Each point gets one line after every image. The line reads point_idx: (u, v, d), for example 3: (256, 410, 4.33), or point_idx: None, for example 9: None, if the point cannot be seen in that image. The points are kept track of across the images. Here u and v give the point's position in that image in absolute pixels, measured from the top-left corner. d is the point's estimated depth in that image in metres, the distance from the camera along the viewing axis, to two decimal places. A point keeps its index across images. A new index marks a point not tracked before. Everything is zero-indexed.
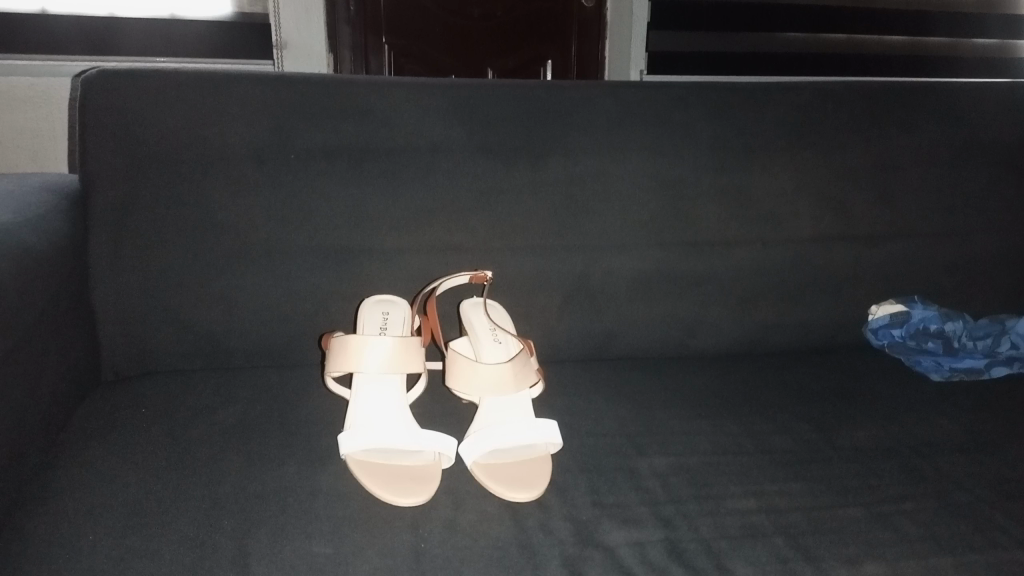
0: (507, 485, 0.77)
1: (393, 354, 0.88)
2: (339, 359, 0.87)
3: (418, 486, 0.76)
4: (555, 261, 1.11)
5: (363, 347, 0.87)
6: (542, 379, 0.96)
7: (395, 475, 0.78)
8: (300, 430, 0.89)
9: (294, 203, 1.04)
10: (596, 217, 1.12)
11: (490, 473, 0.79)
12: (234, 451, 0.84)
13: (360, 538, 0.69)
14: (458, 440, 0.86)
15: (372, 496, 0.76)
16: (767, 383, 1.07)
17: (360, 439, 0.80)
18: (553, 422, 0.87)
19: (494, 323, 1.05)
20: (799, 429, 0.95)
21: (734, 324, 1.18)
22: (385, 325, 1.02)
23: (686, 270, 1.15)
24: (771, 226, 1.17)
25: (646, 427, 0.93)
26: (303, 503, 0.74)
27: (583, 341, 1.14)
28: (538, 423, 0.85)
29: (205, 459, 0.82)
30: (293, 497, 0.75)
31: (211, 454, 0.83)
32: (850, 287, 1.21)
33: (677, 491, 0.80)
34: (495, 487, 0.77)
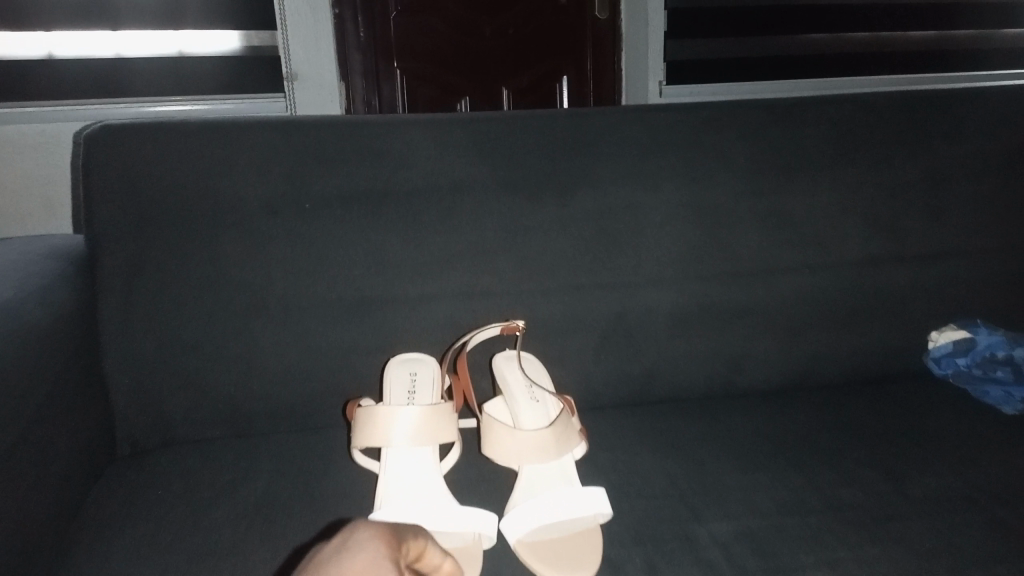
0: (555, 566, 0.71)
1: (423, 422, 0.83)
2: (365, 432, 0.83)
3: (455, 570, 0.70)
4: (589, 300, 1.04)
5: (391, 419, 0.83)
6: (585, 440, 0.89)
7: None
8: (326, 508, 0.82)
9: (310, 254, 0.99)
10: (631, 252, 1.05)
11: (537, 551, 0.73)
12: (259, 537, 0.77)
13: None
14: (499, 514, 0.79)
15: None
16: (826, 423, 0.99)
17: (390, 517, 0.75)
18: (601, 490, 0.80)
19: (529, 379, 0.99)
20: (867, 479, 0.87)
21: (786, 358, 1.10)
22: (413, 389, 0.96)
23: (730, 302, 1.07)
24: (819, 251, 1.09)
25: (700, 485, 0.85)
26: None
27: (624, 384, 1.06)
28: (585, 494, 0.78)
29: (227, 551, 0.76)
30: None
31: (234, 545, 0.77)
32: (908, 311, 1.12)
33: (742, 563, 0.73)
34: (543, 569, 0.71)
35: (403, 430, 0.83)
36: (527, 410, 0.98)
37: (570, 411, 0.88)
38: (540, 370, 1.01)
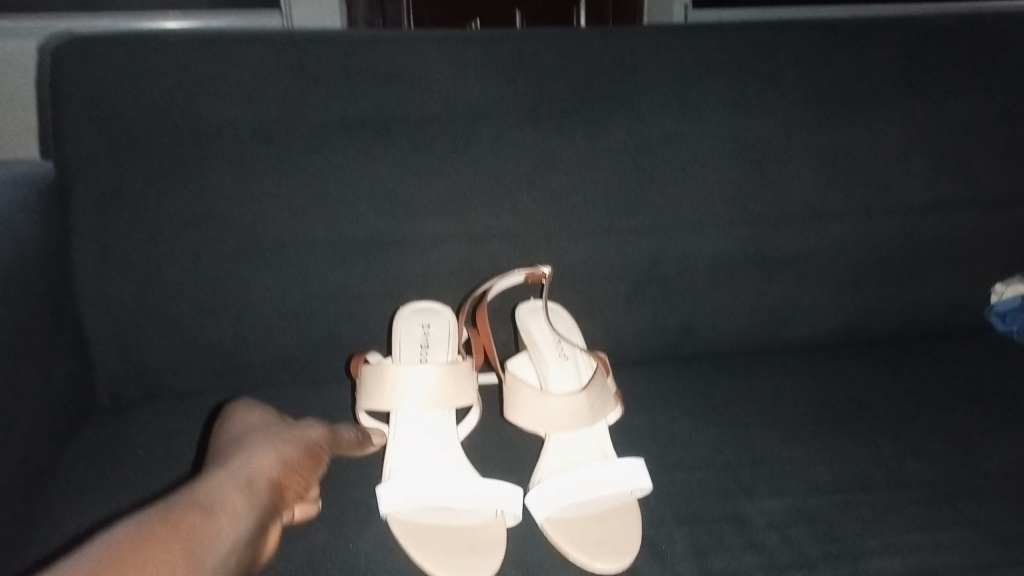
0: (590, 551, 0.64)
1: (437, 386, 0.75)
2: (373, 395, 0.75)
3: (478, 556, 0.63)
4: (621, 244, 0.93)
5: (401, 379, 0.75)
6: (621, 402, 0.80)
7: (444, 538, 0.65)
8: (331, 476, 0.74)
9: (311, 190, 0.88)
10: (670, 190, 0.94)
11: (571, 534, 0.65)
12: None
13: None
14: (525, 487, 0.72)
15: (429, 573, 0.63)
16: (882, 385, 0.90)
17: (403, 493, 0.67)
18: (639, 462, 0.71)
19: (557, 333, 0.89)
20: (935, 451, 0.78)
21: (836, 312, 1.00)
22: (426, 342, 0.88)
23: (776, 249, 0.96)
24: (878, 193, 0.98)
25: (747, 455, 0.77)
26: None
27: (657, 338, 0.97)
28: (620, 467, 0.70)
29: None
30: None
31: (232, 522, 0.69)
32: (972, 260, 1.01)
33: (801, 548, 0.66)
34: (578, 555, 0.63)
35: (415, 391, 0.75)
36: (555, 367, 0.88)
37: (604, 369, 0.80)
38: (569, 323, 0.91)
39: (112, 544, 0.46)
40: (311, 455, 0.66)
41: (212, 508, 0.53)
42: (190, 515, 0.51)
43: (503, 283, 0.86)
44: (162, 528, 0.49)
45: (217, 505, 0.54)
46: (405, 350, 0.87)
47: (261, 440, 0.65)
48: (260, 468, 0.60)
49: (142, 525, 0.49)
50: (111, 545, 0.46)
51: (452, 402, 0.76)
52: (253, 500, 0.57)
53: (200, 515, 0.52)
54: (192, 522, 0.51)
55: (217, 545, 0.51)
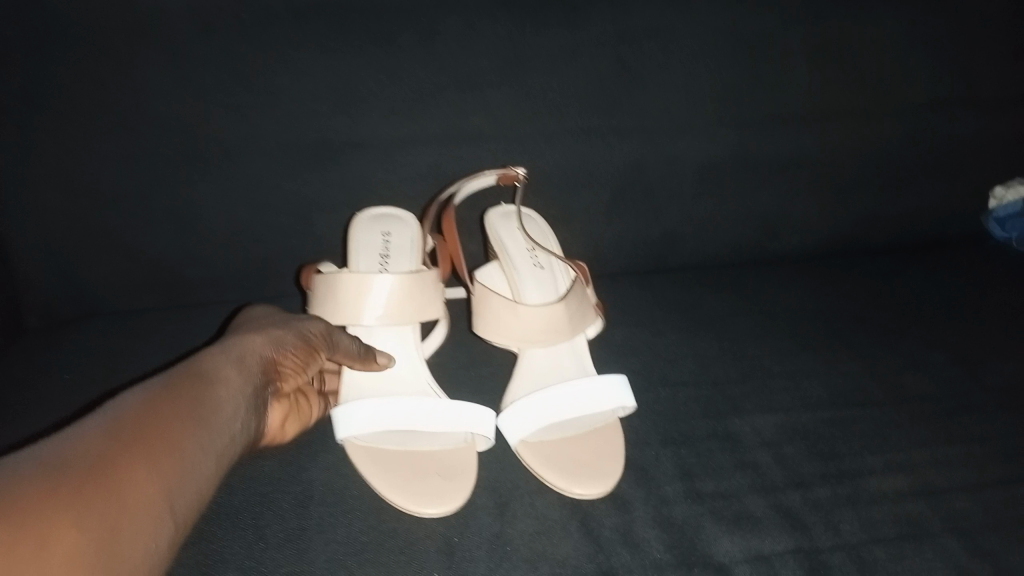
0: (571, 476, 0.58)
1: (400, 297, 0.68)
2: (329, 308, 0.68)
3: (450, 485, 0.58)
4: (602, 148, 0.83)
5: (361, 290, 0.68)
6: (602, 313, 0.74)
7: (407, 465, 0.60)
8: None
9: (243, 84, 0.76)
10: (654, 89, 0.83)
11: (550, 460, 0.60)
12: None
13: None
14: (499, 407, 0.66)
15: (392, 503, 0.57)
16: (878, 295, 0.84)
17: (365, 416, 0.61)
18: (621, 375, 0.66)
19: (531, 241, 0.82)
20: (937, 365, 0.73)
21: (829, 220, 0.93)
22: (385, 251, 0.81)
23: (769, 154, 0.87)
24: (883, 92, 0.88)
25: (737, 371, 0.71)
26: (301, 519, 0.55)
27: (639, 249, 0.90)
28: (599, 383, 0.64)
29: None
30: (286, 505, 0.56)
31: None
32: (979, 165, 0.94)
33: (796, 468, 0.61)
34: (559, 482, 0.58)
35: (375, 304, 0.68)
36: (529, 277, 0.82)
37: (584, 278, 0.74)
38: (544, 230, 0.84)
39: (127, 411, 0.44)
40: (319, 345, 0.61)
41: (218, 380, 0.51)
42: (196, 387, 0.49)
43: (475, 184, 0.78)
44: (171, 393, 0.47)
45: (222, 380, 0.51)
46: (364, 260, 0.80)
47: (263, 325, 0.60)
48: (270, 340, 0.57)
49: (147, 396, 0.46)
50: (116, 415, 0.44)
51: (418, 316, 0.69)
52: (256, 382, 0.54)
53: (207, 388, 0.49)
54: (196, 396, 0.48)
55: (225, 413, 0.50)
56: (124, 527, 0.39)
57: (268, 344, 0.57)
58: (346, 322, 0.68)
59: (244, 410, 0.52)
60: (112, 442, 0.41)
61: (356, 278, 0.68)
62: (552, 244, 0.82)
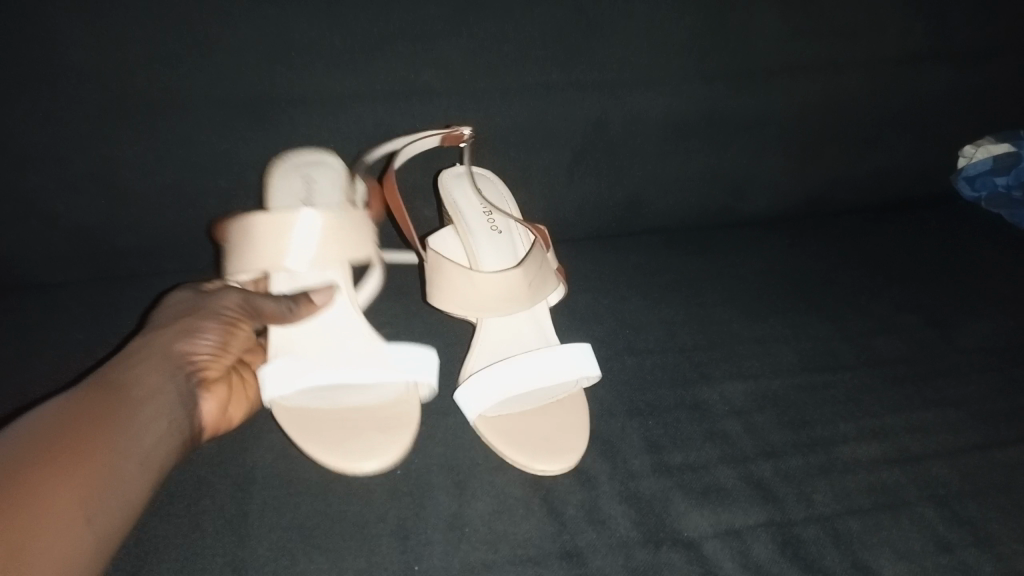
0: (532, 450, 0.55)
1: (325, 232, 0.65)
2: (248, 257, 0.64)
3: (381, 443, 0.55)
4: (564, 106, 0.79)
5: (279, 232, 0.64)
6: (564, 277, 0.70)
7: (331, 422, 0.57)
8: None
9: (172, 37, 0.68)
10: (618, 42, 0.78)
11: (508, 433, 0.57)
12: None
13: (336, 565, 0.48)
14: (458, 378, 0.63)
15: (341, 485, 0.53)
16: (846, 256, 0.82)
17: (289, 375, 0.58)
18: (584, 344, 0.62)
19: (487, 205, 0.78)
20: (908, 327, 0.71)
21: (797, 180, 0.90)
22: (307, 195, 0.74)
23: (737, 111, 0.84)
24: (853, 46, 0.85)
25: (704, 338, 0.68)
26: (242, 505, 0.51)
27: (602, 211, 0.86)
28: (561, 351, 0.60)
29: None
30: (226, 491, 0.52)
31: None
32: (947, 123, 0.92)
33: (767, 437, 0.58)
34: (518, 458, 0.55)
35: (295, 244, 0.65)
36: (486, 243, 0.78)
37: (545, 242, 0.70)
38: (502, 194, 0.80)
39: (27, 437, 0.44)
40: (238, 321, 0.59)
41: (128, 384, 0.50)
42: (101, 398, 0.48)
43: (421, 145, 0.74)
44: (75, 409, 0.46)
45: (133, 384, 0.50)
46: (283, 207, 0.73)
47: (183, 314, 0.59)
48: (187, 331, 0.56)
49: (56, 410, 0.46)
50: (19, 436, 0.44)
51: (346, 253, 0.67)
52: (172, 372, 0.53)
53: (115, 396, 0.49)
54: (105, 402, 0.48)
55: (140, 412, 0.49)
56: (34, 546, 0.39)
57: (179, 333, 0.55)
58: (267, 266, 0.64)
59: (168, 399, 0.51)
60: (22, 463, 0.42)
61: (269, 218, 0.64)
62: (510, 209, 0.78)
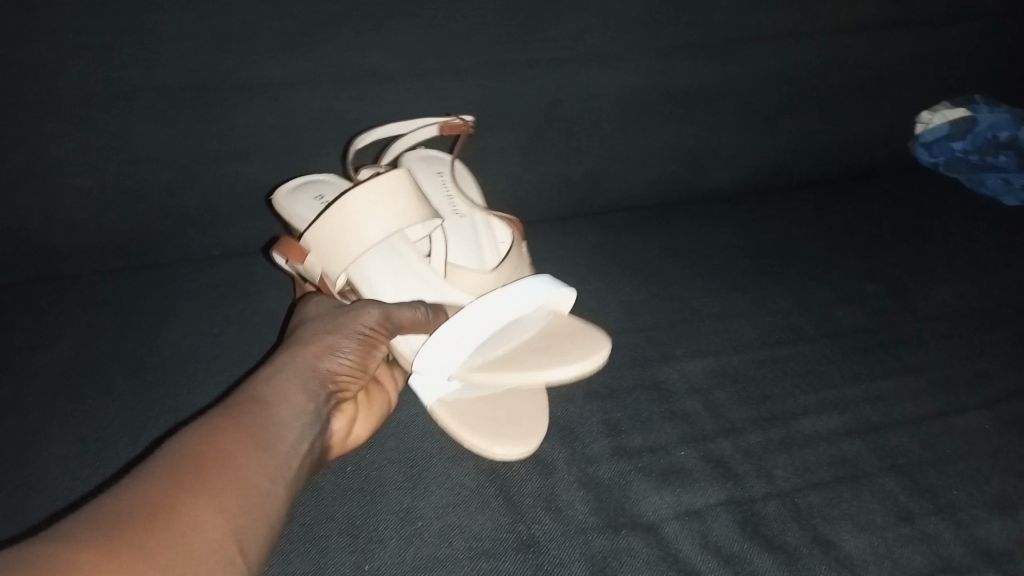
0: (490, 432, 0.54)
1: (381, 205, 0.65)
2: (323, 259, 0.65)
3: (579, 347, 0.57)
4: (515, 85, 0.77)
5: (360, 222, 0.64)
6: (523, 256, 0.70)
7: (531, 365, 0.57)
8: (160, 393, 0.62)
9: (98, 22, 0.64)
10: (567, 17, 0.76)
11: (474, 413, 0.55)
12: (71, 445, 0.57)
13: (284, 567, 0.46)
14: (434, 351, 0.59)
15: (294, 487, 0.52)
16: (805, 228, 0.82)
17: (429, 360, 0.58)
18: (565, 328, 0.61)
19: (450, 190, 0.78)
20: (867, 297, 0.70)
21: (754, 152, 0.89)
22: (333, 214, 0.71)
23: (691, 83, 0.83)
24: (806, 13, 0.83)
25: (664, 317, 0.67)
26: None
27: (558, 191, 0.85)
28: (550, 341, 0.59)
29: (32, 457, 0.56)
30: None
31: (41, 452, 0.56)
32: (904, 90, 0.91)
33: (727, 414, 0.58)
34: (475, 440, 0.53)
35: (369, 229, 0.64)
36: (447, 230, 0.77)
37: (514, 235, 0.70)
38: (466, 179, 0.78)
39: (179, 449, 0.42)
40: (376, 341, 0.57)
41: (279, 406, 0.48)
42: (254, 421, 0.46)
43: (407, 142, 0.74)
44: (227, 428, 0.44)
45: (279, 404, 0.48)
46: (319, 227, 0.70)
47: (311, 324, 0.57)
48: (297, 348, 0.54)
49: (208, 423, 0.45)
50: (184, 454, 0.42)
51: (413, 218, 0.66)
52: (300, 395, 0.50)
53: (263, 418, 0.46)
54: (258, 419, 0.46)
55: (283, 442, 0.46)
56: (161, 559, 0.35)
57: (323, 351, 0.53)
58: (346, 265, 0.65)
59: (311, 422, 0.49)
60: (167, 480, 0.39)
61: (341, 210, 0.64)
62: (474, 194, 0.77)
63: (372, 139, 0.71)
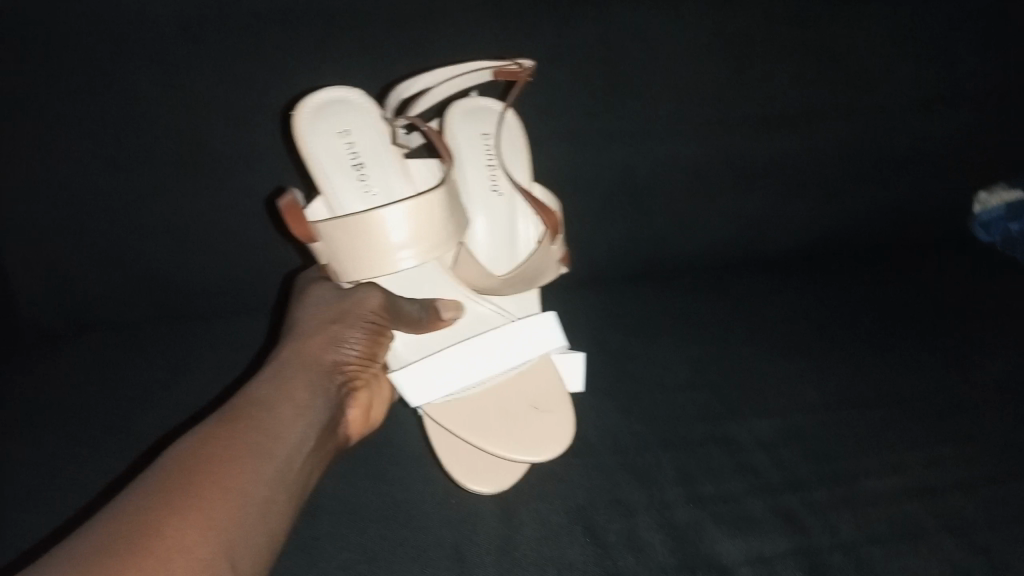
0: (473, 470, 0.63)
1: (412, 210, 0.70)
2: (342, 254, 0.70)
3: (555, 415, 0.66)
4: (593, 155, 0.85)
5: (389, 225, 0.70)
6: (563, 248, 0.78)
7: (512, 409, 0.67)
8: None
9: None
10: (645, 96, 0.83)
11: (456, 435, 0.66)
12: None
13: None
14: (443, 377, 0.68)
15: (408, 519, 0.60)
16: (866, 297, 0.86)
17: (418, 381, 0.67)
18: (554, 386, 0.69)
19: (494, 160, 0.86)
20: (924, 365, 0.75)
21: (817, 224, 0.95)
22: (356, 152, 0.80)
23: (760, 158, 0.89)
24: (868, 97, 0.89)
25: (731, 375, 0.73)
26: (314, 530, 0.59)
27: (630, 254, 0.91)
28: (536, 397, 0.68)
29: None
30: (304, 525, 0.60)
31: None
32: (963, 169, 0.95)
33: (794, 470, 0.62)
34: (456, 470, 0.63)
35: (399, 229, 0.70)
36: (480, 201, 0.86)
37: (551, 234, 0.75)
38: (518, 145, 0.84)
39: (188, 446, 0.49)
40: (381, 330, 0.67)
41: (282, 397, 0.56)
42: (256, 413, 0.54)
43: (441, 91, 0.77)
44: (230, 424, 0.52)
45: (286, 395, 0.56)
46: (337, 172, 0.79)
47: (316, 316, 0.65)
48: (305, 341, 0.62)
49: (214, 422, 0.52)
50: (192, 453, 0.49)
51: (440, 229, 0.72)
52: (314, 374, 0.60)
53: (267, 410, 0.54)
54: (258, 411, 0.54)
55: (288, 426, 0.54)
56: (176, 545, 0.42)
57: (327, 347, 0.62)
58: (372, 254, 0.70)
59: (315, 406, 0.57)
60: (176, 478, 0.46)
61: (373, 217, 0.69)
62: (523, 173, 0.83)
63: (415, 86, 0.76)
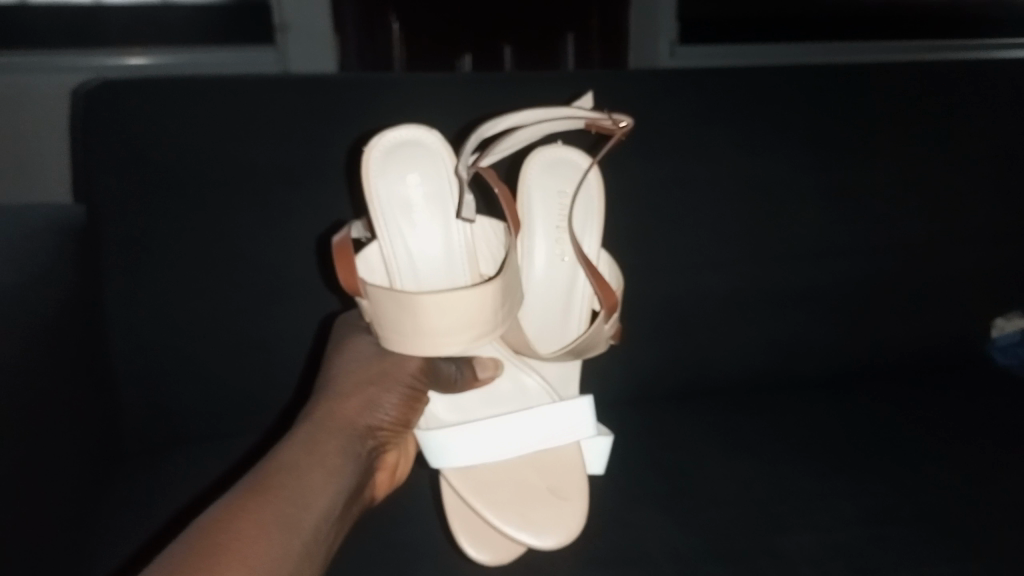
0: (479, 538, 0.71)
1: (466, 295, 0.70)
2: (397, 316, 0.69)
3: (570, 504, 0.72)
4: (641, 284, 0.94)
5: (452, 299, 0.69)
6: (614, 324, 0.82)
7: (534, 489, 0.73)
8: (362, 524, 0.77)
9: None
10: (686, 231, 0.94)
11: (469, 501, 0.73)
12: None
13: None
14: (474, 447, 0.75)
15: None
16: (896, 418, 0.93)
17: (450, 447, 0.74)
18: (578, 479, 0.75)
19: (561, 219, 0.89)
20: (953, 483, 0.81)
21: (847, 349, 1.02)
22: (413, 197, 0.80)
23: (792, 287, 0.98)
24: (884, 233, 0.99)
25: (773, 489, 0.80)
26: None
27: (674, 376, 0.99)
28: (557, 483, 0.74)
29: None
30: None
31: None
32: (976, 299, 1.04)
33: None
34: (463, 534, 0.71)
35: (459, 307, 0.70)
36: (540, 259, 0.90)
37: (607, 312, 0.79)
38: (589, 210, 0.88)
39: (225, 511, 0.55)
40: (416, 395, 0.73)
41: (317, 466, 0.61)
42: (290, 479, 0.59)
43: (524, 133, 0.78)
44: (265, 489, 0.57)
45: (320, 465, 0.62)
46: (398, 215, 0.80)
47: (354, 379, 0.71)
48: (341, 407, 0.68)
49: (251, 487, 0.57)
50: (227, 518, 0.54)
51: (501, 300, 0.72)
52: (353, 434, 0.66)
53: (300, 479, 0.60)
54: (292, 479, 0.59)
55: (319, 494, 0.60)
56: None
57: (363, 414, 0.68)
58: (428, 322, 0.69)
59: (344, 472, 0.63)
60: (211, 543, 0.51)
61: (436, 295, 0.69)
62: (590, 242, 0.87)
63: (500, 127, 0.75)
